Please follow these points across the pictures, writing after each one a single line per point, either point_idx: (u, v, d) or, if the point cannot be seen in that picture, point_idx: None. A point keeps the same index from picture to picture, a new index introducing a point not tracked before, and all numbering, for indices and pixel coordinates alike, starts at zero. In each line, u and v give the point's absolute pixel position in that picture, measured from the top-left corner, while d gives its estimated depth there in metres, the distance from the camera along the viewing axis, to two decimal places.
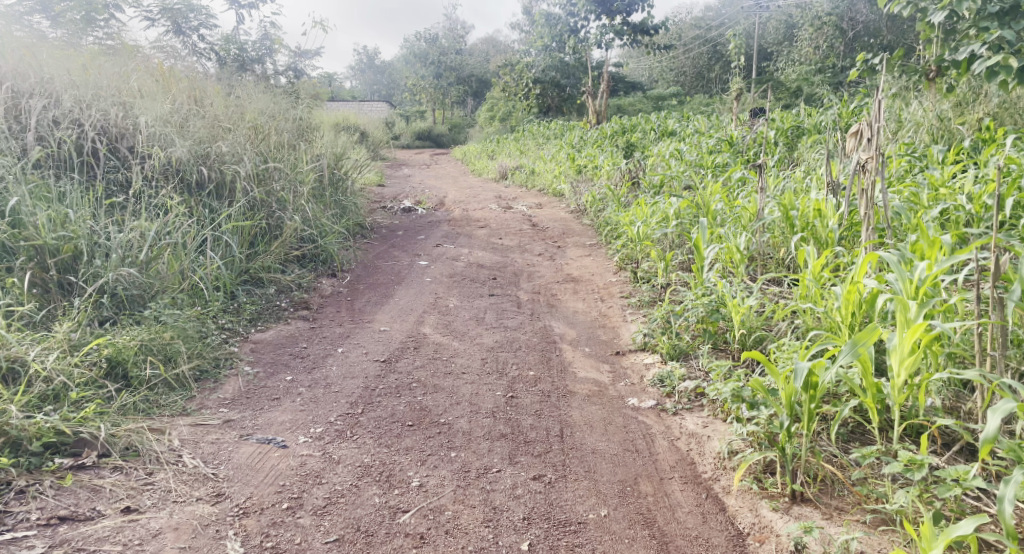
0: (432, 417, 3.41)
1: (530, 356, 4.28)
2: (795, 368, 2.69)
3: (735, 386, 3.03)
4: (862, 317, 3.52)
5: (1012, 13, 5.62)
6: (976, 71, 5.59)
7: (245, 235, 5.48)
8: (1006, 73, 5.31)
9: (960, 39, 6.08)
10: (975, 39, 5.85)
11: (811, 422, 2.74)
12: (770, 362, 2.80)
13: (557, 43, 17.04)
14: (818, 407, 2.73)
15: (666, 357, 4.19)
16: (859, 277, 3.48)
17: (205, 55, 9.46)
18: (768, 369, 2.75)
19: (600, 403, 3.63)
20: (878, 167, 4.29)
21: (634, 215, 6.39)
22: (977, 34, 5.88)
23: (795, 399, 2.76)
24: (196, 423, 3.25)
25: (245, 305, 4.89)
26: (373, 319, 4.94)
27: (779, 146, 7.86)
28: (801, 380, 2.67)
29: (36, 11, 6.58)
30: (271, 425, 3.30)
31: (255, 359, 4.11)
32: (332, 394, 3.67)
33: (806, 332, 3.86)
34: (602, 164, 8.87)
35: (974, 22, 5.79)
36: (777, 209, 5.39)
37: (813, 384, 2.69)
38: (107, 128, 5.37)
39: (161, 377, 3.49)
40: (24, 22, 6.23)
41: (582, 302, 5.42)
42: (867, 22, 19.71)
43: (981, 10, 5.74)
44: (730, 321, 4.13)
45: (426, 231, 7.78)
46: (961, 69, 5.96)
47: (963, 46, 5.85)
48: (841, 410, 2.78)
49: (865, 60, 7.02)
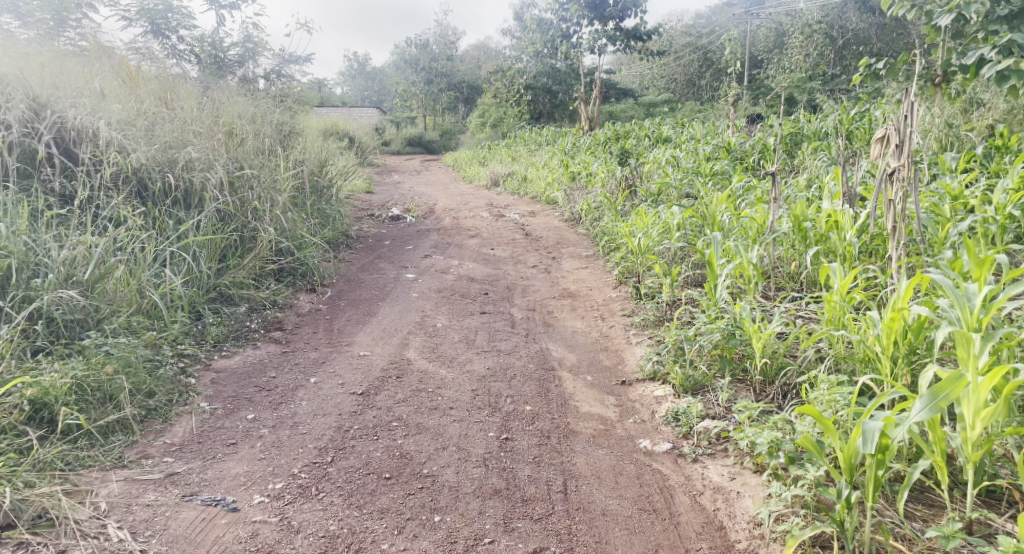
0: (413, 466, 2.93)
1: (527, 387, 3.79)
2: (863, 430, 2.26)
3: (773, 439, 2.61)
4: (908, 349, 3.02)
5: (1021, 16, 5.18)
6: (985, 76, 5.14)
7: (214, 248, 5.00)
8: (1018, 78, 4.87)
9: (967, 43, 5.60)
10: (982, 43, 5.38)
11: (877, 490, 2.31)
12: (826, 418, 2.36)
13: (548, 49, 16.60)
14: (884, 472, 2.31)
15: (680, 391, 3.67)
16: (904, 302, 2.99)
17: (186, 57, 8.96)
18: (828, 429, 2.31)
19: (608, 446, 3.15)
20: (911, 176, 3.82)
21: (633, 225, 5.92)
22: (985, 37, 5.42)
23: (856, 462, 2.33)
24: (132, 478, 2.79)
25: (210, 327, 4.40)
26: (352, 342, 4.45)
27: (780, 153, 7.44)
28: (870, 444, 2.25)
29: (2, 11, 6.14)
30: (221, 480, 2.82)
31: (215, 392, 3.61)
32: (298, 437, 3.18)
33: (838, 364, 3.36)
34: (597, 171, 8.42)
35: (980, 25, 5.31)
36: (788, 220, 4.98)
37: (885, 447, 2.26)
38: (63, 132, 4.92)
39: (84, 426, 2.99)
40: None
41: (582, 321, 4.95)
42: (856, 31, 19.22)
43: (989, 12, 5.29)
44: (750, 347, 3.64)
45: (413, 241, 7.29)
46: (968, 75, 5.49)
47: (971, 50, 5.37)
48: (910, 472, 2.35)
49: (867, 64, 6.50)
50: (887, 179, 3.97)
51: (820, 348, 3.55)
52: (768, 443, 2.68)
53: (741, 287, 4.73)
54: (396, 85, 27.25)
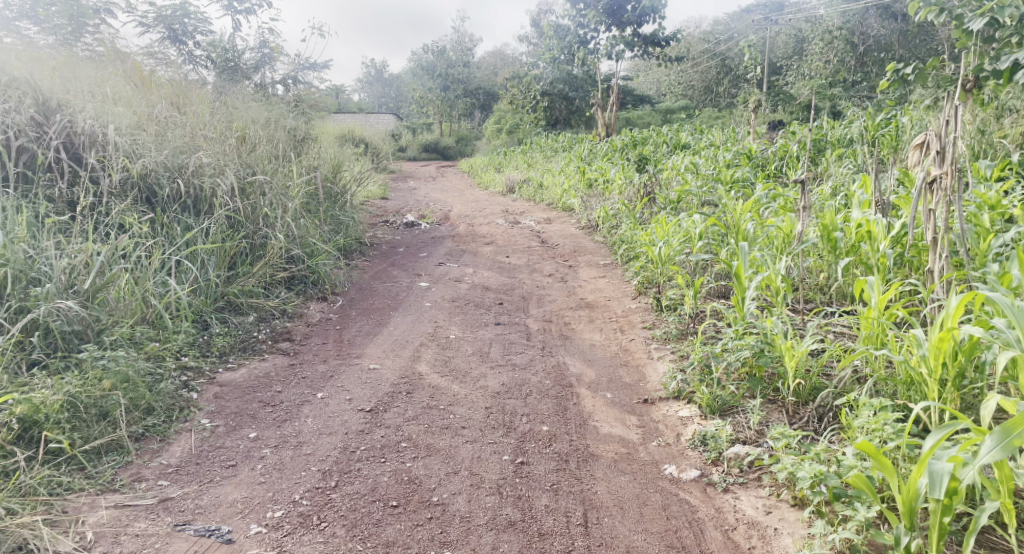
0: (422, 493, 2.79)
1: (544, 405, 3.60)
2: (932, 473, 2.16)
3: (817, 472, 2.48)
4: (958, 372, 2.83)
5: None
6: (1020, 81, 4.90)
7: (222, 255, 4.84)
8: None
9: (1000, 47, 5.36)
10: (1016, 48, 5.09)
11: (942, 537, 2.19)
12: (885, 458, 2.26)
13: (565, 55, 16.43)
14: (950, 518, 2.20)
15: (707, 412, 3.46)
16: (954, 322, 2.80)
17: (201, 62, 8.82)
18: (889, 470, 2.23)
19: (631, 472, 2.97)
20: (955, 184, 3.60)
21: (653, 234, 5.71)
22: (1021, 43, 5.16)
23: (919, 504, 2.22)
24: (123, 504, 2.66)
25: (216, 338, 4.24)
26: (362, 354, 4.28)
27: (802, 160, 7.22)
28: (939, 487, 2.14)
29: (20, 18, 6.10)
30: (218, 506, 2.69)
31: (217, 407, 3.44)
32: (301, 458, 3.02)
33: (879, 386, 3.14)
34: (614, 178, 8.23)
35: (1015, 28, 5.03)
36: (817, 231, 4.76)
37: (953, 490, 2.18)
38: (72, 137, 4.80)
39: (71, 450, 2.84)
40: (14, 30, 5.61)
41: (600, 333, 4.74)
42: (878, 37, 18.84)
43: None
44: (781, 367, 3.43)
45: (428, 248, 7.12)
46: (1002, 80, 5.22)
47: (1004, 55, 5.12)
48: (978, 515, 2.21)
49: (894, 69, 6.20)
50: (927, 188, 3.75)
51: (856, 369, 3.35)
52: (812, 477, 2.51)
53: (769, 300, 4.52)
54: (413, 90, 27.17)
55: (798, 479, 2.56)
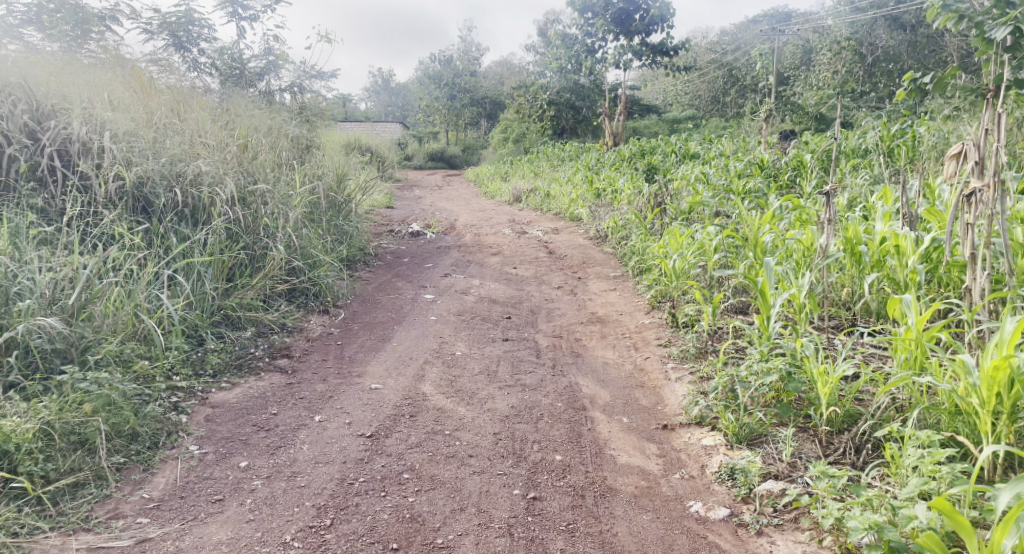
0: (426, 535, 2.60)
1: (556, 431, 3.35)
2: None
3: (873, 526, 2.32)
4: (1014, 404, 2.61)
5: None
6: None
7: (220, 267, 4.62)
8: None
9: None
10: None
11: None
12: (964, 520, 2.16)
13: (571, 65, 16.23)
14: None
15: (733, 441, 3.20)
16: (1010, 349, 2.59)
17: (206, 70, 8.65)
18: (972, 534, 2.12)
19: (654, 510, 2.79)
20: (997, 199, 3.32)
21: (666, 246, 5.46)
22: None
23: None
24: (96, 547, 2.49)
25: (210, 355, 4.01)
26: (363, 373, 4.03)
27: (817, 170, 6.94)
28: None
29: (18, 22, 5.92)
30: (200, 549, 2.50)
31: (208, 432, 3.20)
32: (294, 492, 2.80)
33: (919, 416, 2.90)
34: (623, 189, 8.00)
35: None
36: (841, 244, 4.50)
37: None
38: (66, 144, 4.59)
39: (44, 484, 2.65)
40: (12, 34, 5.43)
41: (614, 351, 4.50)
42: (886, 48, 18.64)
43: None
44: (812, 392, 3.19)
45: (434, 258, 6.89)
46: None
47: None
48: None
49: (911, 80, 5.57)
50: (964, 202, 3.48)
51: (893, 396, 3.10)
52: (866, 530, 2.33)
53: (792, 318, 4.29)
54: (419, 99, 27.03)
55: (850, 531, 2.38)
